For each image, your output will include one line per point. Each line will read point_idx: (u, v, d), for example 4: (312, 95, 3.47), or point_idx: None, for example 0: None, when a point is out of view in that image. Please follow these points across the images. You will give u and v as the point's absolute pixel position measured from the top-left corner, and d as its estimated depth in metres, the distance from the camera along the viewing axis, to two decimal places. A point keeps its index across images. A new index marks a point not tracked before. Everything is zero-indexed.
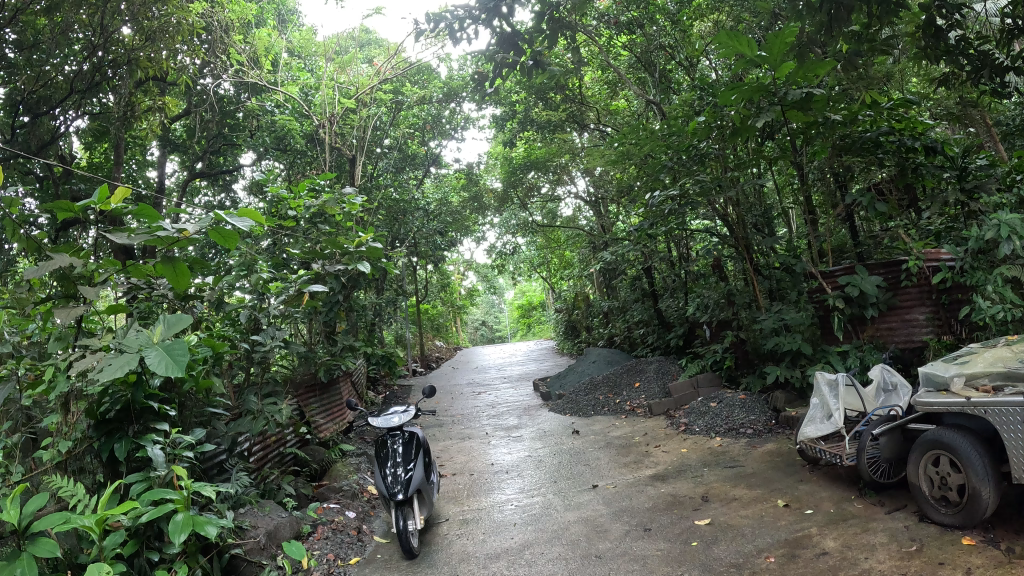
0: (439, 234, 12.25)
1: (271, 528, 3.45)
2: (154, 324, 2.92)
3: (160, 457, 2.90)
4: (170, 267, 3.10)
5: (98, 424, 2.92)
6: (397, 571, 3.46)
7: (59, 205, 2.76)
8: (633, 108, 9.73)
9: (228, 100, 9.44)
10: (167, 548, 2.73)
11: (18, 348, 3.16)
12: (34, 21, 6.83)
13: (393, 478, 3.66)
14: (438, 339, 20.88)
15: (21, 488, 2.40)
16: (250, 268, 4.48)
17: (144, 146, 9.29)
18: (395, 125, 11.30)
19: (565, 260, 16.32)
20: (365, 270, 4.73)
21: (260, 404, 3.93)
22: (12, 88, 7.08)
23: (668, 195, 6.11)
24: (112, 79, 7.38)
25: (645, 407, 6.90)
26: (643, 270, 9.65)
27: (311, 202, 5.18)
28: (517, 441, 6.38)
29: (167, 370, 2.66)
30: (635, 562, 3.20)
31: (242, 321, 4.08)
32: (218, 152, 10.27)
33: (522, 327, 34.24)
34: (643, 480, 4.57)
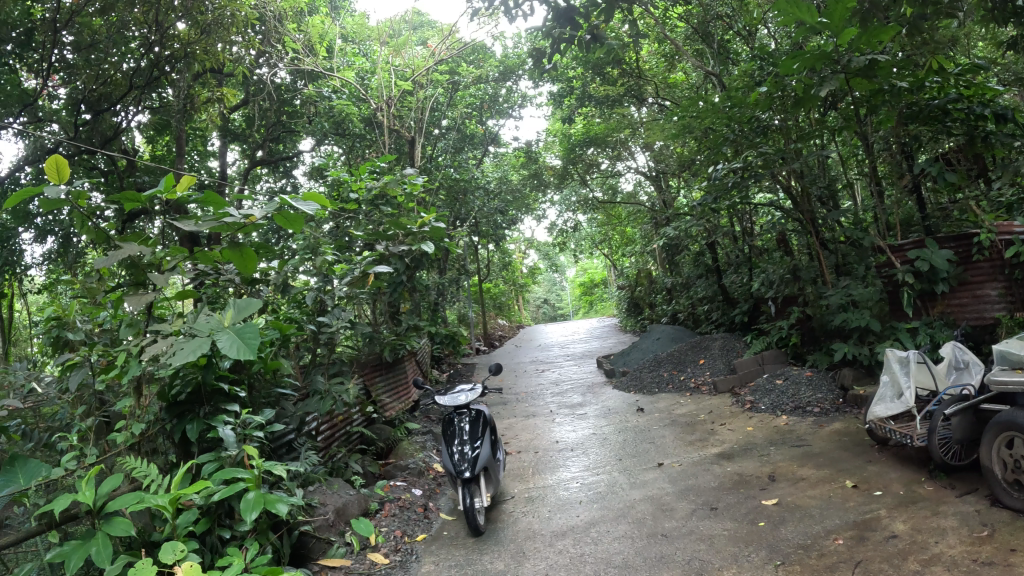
0: (501, 215, 12.21)
1: (339, 506, 3.51)
2: (225, 308, 2.98)
3: (231, 437, 2.95)
4: (236, 253, 3.12)
5: (171, 406, 3.00)
6: (463, 548, 3.49)
7: (125, 196, 2.79)
8: (692, 80, 9.55)
9: (285, 88, 9.53)
10: (238, 525, 2.81)
11: (91, 335, 3.49)
12: (91, 22, 6.99)
13: (459, 455, 3.67)
14: (501, 318, 20.96)
15: (96, 469, 2.49)
16: (314, 250, 4.44)
17: (204, 137, 9.47)
18: (452, 105, 11.27)
19: (627, 237, 16.15)
20: (428, 251, 4.78)
21: (328, 385, 4.02)
22: (74, 89, 7.22)
23: (730, 168, 5.98)
24: (169, 73, 7.55)
25: (710, 384, 6.80)
26: (706, 245, 9.51)
27: (373, 183, 5.22)
28: (581, 419, 6.37)
29: (238, 354, 2.71)
30: (701, 542, 3.16)
31: (308, 304, 4.16)
32: (279, 139, 10.38)
33: (584, 306, 34.12)
34: (709, 459, 4.51)
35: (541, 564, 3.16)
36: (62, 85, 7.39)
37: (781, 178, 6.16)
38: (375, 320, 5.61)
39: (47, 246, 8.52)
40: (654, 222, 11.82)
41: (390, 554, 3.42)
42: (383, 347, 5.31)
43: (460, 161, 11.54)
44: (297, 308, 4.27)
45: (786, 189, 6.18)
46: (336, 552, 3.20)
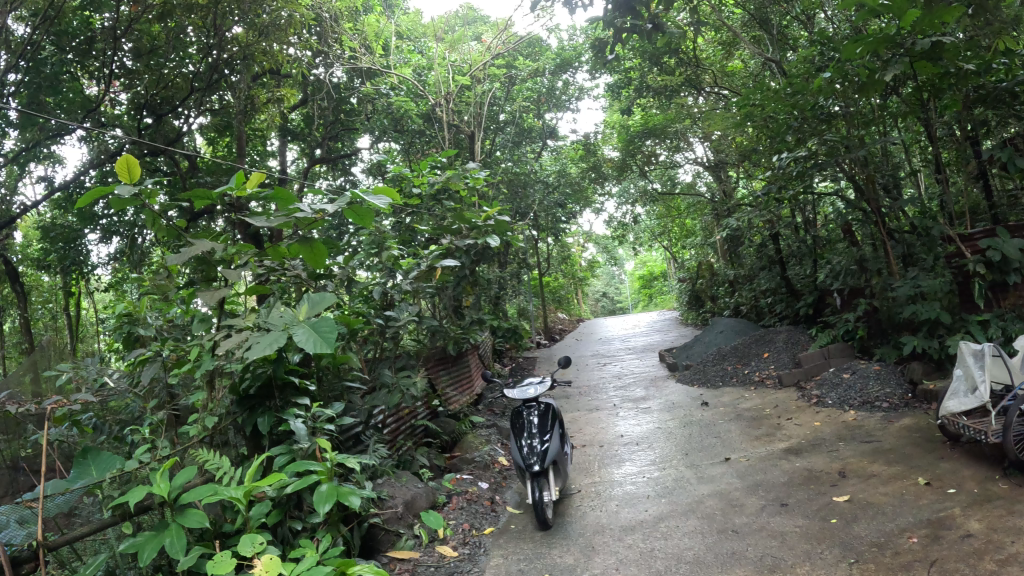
0: (560, 208, 12.14)
1: (408, 498, 3.55)
2: (299, 302, 3.00)
3: (302, 430, 2.96)
4: (307, 248, 3.16)
5: (241, 400, 3.06)
6: (531, 542, 3.49)
7: (197, 193, 2.84)
8: (751, 67, 9.38)
9: (344, 87, 9.67)
10: (309, 518, 2.84)
11: (162, 331, 3.64)
12: (150, 28, 7.17)
13: (528, 449, 3.68)
14: (561, 312, 20.92)
15: (171, 462, 2.55)
16: (380, 245, 4.47)
17: (263, 136, 9.66)
18: (509, 99, 11.24)
19: (687, 229, 15.94)
20: (494, 243, 4.72)
21: (395, 378, 4.01)
22: (134, 94, 7.36)
23: (794, 157, 5.86)
24: (228, 76, 7.71)
25: (775, 378, 6.68)
26: (768, 236, 9.33)
27: (435, 178, 5.26)
28: (646, 413, 6.31)
29: (315, 347, 2.74)
30: (773, 539, 3.09)
31: (376, 298, 4.19)
32: (337, 137, 10.51)
33: (643, 300, 33.79)
34: (777, 454, 4.41)
35: (610, 559, 3.13)
36: (123, 91, 7.55)
37: (845, 166, 6.01)
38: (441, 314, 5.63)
39: (113, 246, 8.81)
40: (715, 213, 11.60)
41: (459, 547, 3.44)
42: (446, 341, 5.33)
43: (517, 155, 11.51)
44: (365, 302, 4.36)
45: (850, 177, 6.03)
46: (405, 545, 3.24)
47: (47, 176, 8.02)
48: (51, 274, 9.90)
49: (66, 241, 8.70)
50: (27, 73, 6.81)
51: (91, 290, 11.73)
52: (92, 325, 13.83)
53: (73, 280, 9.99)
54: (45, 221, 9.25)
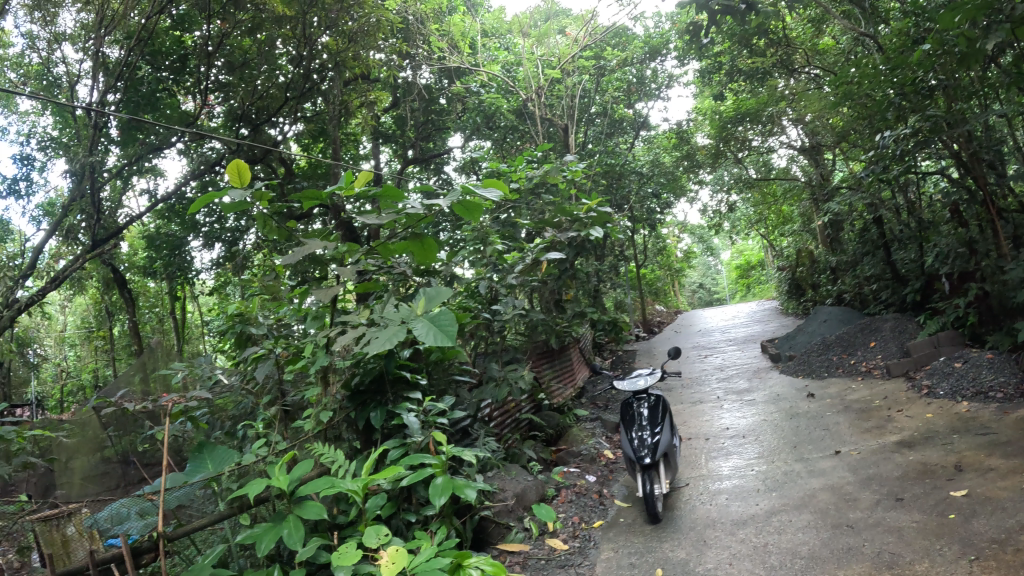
0: (654, 200, 11.99)
1: (518, 491, 3.69)
2: (416, 296, 3.06)
3: (416, 424, 3.10)
4: (415, 243, 3.33)
5: (353, 396, 3.23)
6: (642, 536, 3.50)
7: (309, 195, 2.93)
8: (843, 45, 9.05)
9: (434, 86, 9.82)
10: (424, 510, 2.95)
11: (273, 329, 3.83)
12: (241, 43, 7.52)
13: (639, 441, 3.72)
14: (660, 304, 20.65)
15: (289, 455, 2.66)
16: (484, 240, 4.75)
17: (355, 137, 9.88)
18: (600, 91, 11.14)
19: (786, 216, 15.46)
20: (597, 234, 4.65)
21: (503, 372, 4.18)
22: (229, 106, 7.65)
23: (899, 135, 5.66)
24: (320, 83, 7.90)
25: (883, 368, 6.41)
26: (870, 221, 8.99)
27: (534, 172, 5.21)
28: (750, 405, 6.17)
29: (437, 340, 2.78)
30: (890, 535, 2.98)
31: (484, 294, 4.37)
32: (429, 137, 10.63)
33: (739, 290, 32.96)
34: (889, 447, 4.25)
35: (723, 553, 3.10)
36: (218, 104, 7.85)
37: (949, 144, 5.75)
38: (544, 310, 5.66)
39: (214, 253, 9.27)
40: (812, 198, 11.19)
41: (569, 540, 3.50)
42: (548, 334, 5.43)
43: (609, 147, 11.38)
44: (473, 297, 4.56)
45: (954, 155, 5.76)
46: (515, 537, 3.35)
47: (149, 188, 8.44)
48: (159, 279, 10.42)
49: (171, 248, 9.15)
50: (124, 92, 7.16)
51: (197, 294, 12.31)
52: (198, 327, 14.49)
53: (180, 285, 10.50)
54: (151, 230, 9.75)
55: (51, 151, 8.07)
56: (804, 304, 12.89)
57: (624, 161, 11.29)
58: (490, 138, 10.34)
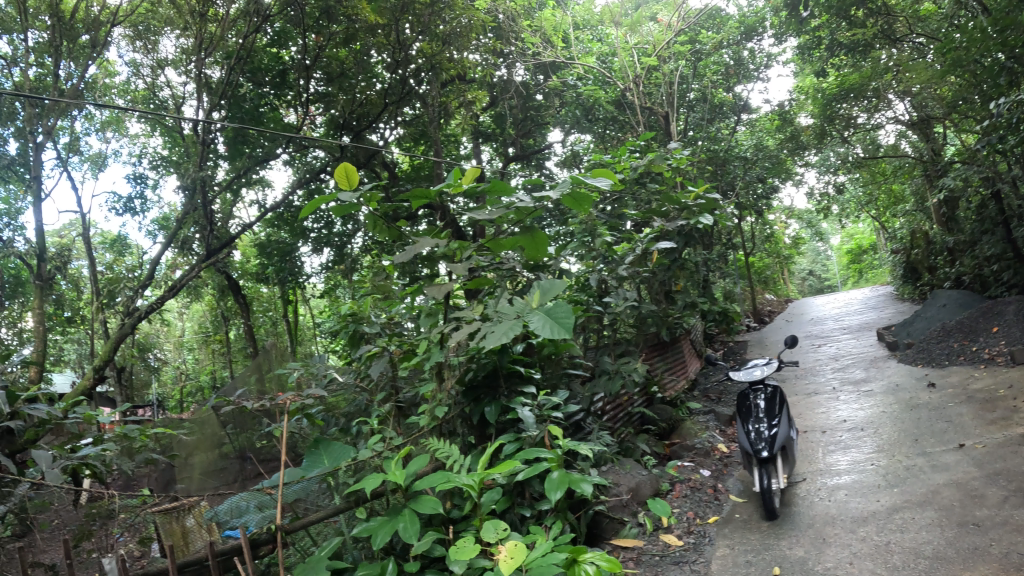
0: (761, 183, 11.19)
1: (633, 486, 3.93)
2: (532, 289, 3.28)
3: (530, 419, 3.41)
4: (525, 238, 3.52)
5: (467, 390, 3.56)
6: (758, 532, 3.61)
7: (421, 193, 3.16)
8: (947, 9, 8.60)
9: (531, 84, 9.92)
10: (537, 504, 3.27)
11: (389, 327, 4.26)
12: (337, 54, 7.68)
13: (756, 434, 3.82)
14: (770, 292, 20.01)
15: (406, 451, 2.87)
16: (592, 231, 5.00)
17: (458, 139, 10.09)
18: (697, 77, 10.83)
19: (899, 195, 14.71)
20: (706, 222, 4.85)
21: (616, 365, 4.49)
22: (331, 116, 7.94)
23: (1013, 102, 5.37)
24: (418, 87, 8.03)
25: (1007, 355, 6.02)
26: (989, 197, 8.51)
27: (637, 162, 5.27)
28: (868, 396, 5.94)
29: (553, 333, 2.98)
30: (1020, 534, 2.90)
31: (593, 287, 4.68)
32: (529, 133, 10.63)
33: (850, 275, 31.50)
34: (1017, 438, 4.05)
35: (843, 552, 3.16)
36: (320, 115, 8.15)
37: None
38: (653, 300, 5.56)
39: (323, 256, 9.67)
40: (926, 175, 10.66)
41: (683, 536, 3.68)
42: (658, 326, 5.37)
43: (711, 133, 10.94)
44: (583, 291, 4.84)
45: None
46: (629, 533, 3.55)
47: (259, 200, 8.86)
48: (273, 286, 10.90)
49: (282, 254, 9.67)
50: (226, 109, 7.50)
51: (307, 297, 12.78)
52: (310, 329, 15.05)
53: (293, 290, 10.94)
54: (264, 238, 10.22)
55: (163, 170, 8.57)
56: (920, 288, 12.22)
57: (728, 146, 10.93)
58: (591, 132, 10.13)
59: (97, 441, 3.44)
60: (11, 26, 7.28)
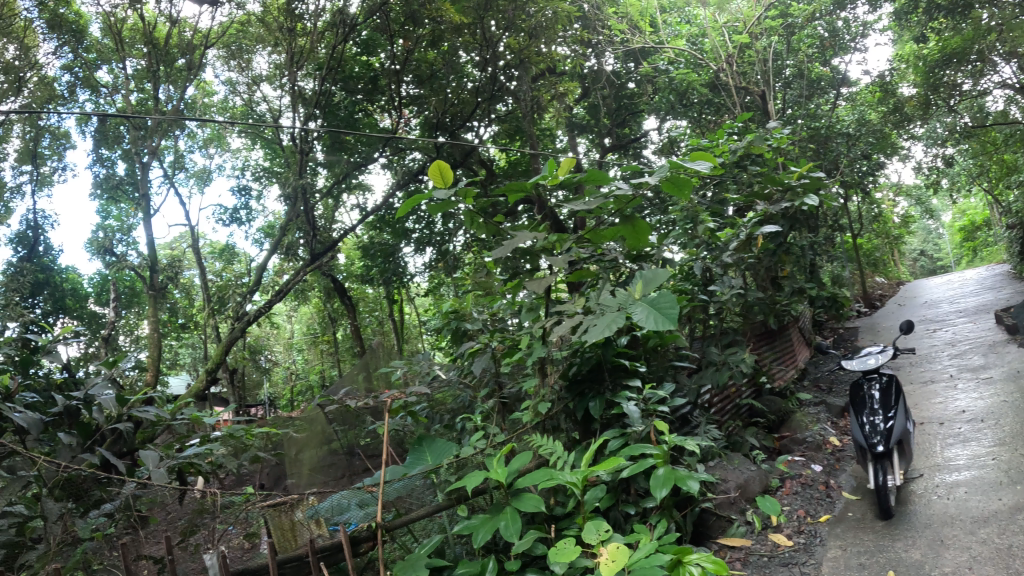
0: (864, 161, 10.31)
1: (741, 482, 3.77)
2: (633, 280, 3.45)
3: (634, 414, 3.46)
4: (627, 227, 3.71)
5: (571, 386, 3.77)
6: (873, 533, 3.39)
7: (518, 185, 3.35)
8: None
9: (620, 72, 9.81)
10: (643, 502, 3.24)
11: (491, 323, 4.53)
12: (425, 55, 7.79)
13: (870, 428, 3.61)
14: (880, 274, 18.96)
15: (509, 451, 3.08)
16: (693, 219, 4.82)
17: (552, 133, 10.11)
18: (791, 52, 10.39)
19: (1013, 164, 13.63)
20: (813, 202, 4.57)
21: (724, 356, 4.38)
22: (425, 117, 8.06)
23: None
24: (508, 83, 8.02)
25: None
26: None
27: (736, 145, 5.07)
28: (987, 385, 5.49)
29: (657, 324, 3.16)
30: None
31: (698, 275, 4.54)
32: (622, 121, 10.43)
33: (971, 255, 29.43)
34: None
35: (963, 560, 2.97)
36: (414, 118, 8.28)
37: None
38: (759, 287, 5.27)
39: (426, 256, 9.77)
40: None
41: (793, 535, 3.50)
42: (766, 314, 5.09)
43: (812, 110, 10.26)
44: (687, 280, 4.79)
45: None
46: (737, 532, 3.41)
47: (360, 204, 9.09)
48: (375, 286, 11.20)
49: (385, 255, 9.77)
50: (323, 118, 7.92)
51: (411, 298, 13.02)
52: (413, 328, 15.41)
53: (395, 290, 11.15)
54: (366, 241, 10.50)
55: (265, 180, 8.95)
56: None
57: (828, 122, 10.09)
58: (687, 117, 9.68)
59: (202, 440, 3.58)
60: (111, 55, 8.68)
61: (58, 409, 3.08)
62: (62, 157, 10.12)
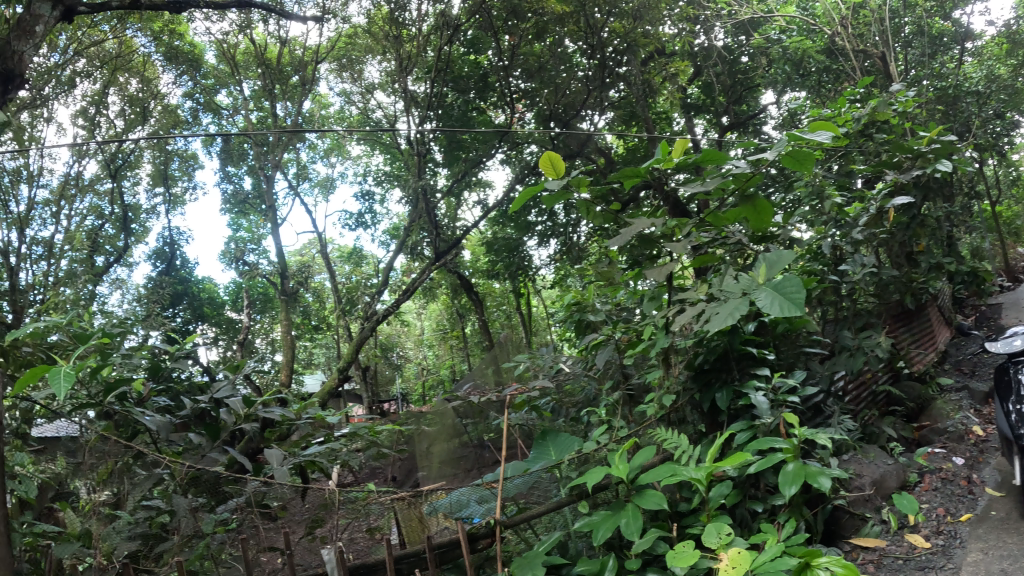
0: (998, 121, 9.38)
1: (877, 477, 3.43)
2: (757, 264, 3.31)
3: (764, 405, 3.31)
4: (749, 206, 3.61)
5: (698, 376, 3.62)
6: (1018, 535, 3.14)
7: (631, 170, 3.41)
8: None
9: (730, 47, 9.51)
10: (771, 499, 3.07)
11: (613, 314, 4.48)
12: (533, 49, 7.89)
13: (1016, 415, 3.25)
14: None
15: (631, 444, 3.07)
16: (820, 195, 4.48)
17: (666, 116, 9.94)
18: (908, 8, 9.68)
19: None
20: (945, 168, 4.21)
21: (857, 340, 4.08)
22: (538, 109, 8.10)
23: None
24: (619, 71, 8.07)
25: None
26: None
27: (858, 113, 4.68)
28: None
29: (782, 311, 3.01)
30: None
31: (827, 254, 4.22)
32: (739, 98, 10.07)
33: None
34: None
35: None
36: (528, 112, 8.32)
37: None
38: (893, 265, 4.94)
39: (549, 249, 9.83)
40: None
41: (931, 537, 3.22)
42: (902, 292, 4.70)
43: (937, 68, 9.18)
44: (816, 259, 4.41)
45: None
46: (870, 531, 3.16)
47: (482, 201, 9.24)
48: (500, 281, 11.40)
49: (510, 249, 9.93)
50: (439, 120, 8.24)
51: (537, 290, 13.07)
52: (540, 320, 15.59)
53: (523, 284, 11.13)
54: (490, 236, 10.68)
55: (387, 183, 9.29)
56: None
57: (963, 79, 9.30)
58: (805, 88, 8.91)
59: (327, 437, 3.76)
60: (227, 81, 10.39)
61: (186, 412, 3.29)
62: (190, 177, 11.19)
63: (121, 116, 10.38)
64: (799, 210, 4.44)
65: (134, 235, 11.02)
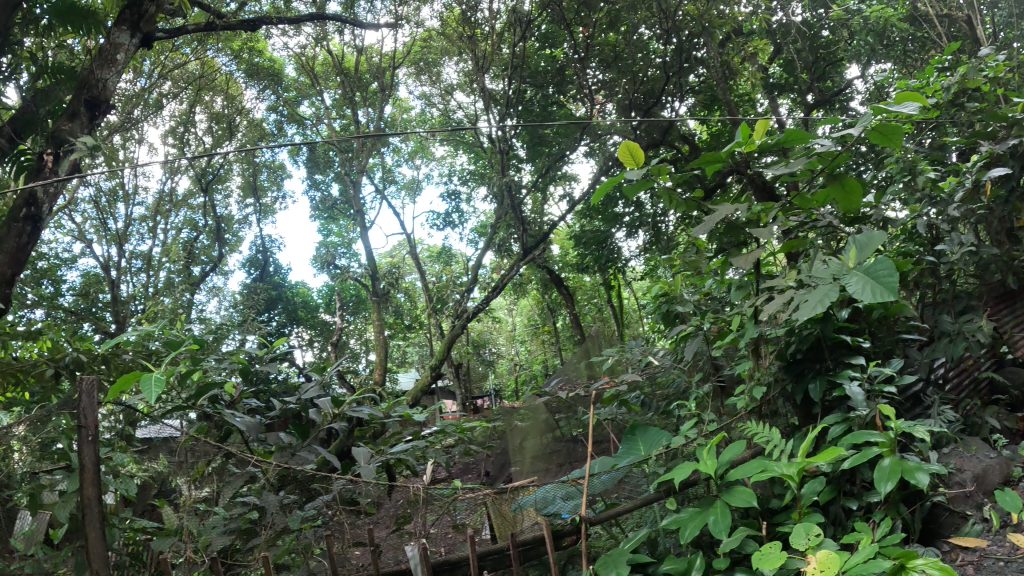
0: None
1: (980, 472, 3.21)
2: (846, 247, 3.14)
3: (859, 397, 3.12)
4: (838, 186, 3.42)
5: (789, 367, 3.46)
6: None
7: (712, 155, 3.26)
8: None
9: (812, 22, 9.13)
10: (866, 496, 2.92)
11: (700, 305, 4.34)
12: (608, 39, 7.83)
13: None
14: None
15: (720, 440, 2.95)
16: (912, 170, 4.20)
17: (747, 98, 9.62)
18: None
19: None
20: None
21: (957, 325, 3.80)
22: (617, 100, 7.97)
23: None
24: (698, 53, 7.83)
25: None
26: None
27: (947, 80, 4.41)
28: None
29: (874, 297, 2.85)
30: None
31: (922, 233, 4.02)
32: (825, 74, 9.63)
33: None
34: None
35: None
36: (609, 103, 8.18)
37: None
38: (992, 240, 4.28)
39: (637, 240, 9.69)
40: None
41: None
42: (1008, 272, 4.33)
43: None
44: (912, 240, 4.24)
45: None
46: (970, 531, 2.99)
47: (567, 194, 9.19)
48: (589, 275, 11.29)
49: (598, 242, 9.82)
50: (520, 116, 8.38)
51: (627, 283, 12.84)
52: (634, 313, 15.38)
53: (612, 277, 11.02)
54: (577, 230, 10.61)
55: (471, 182, 9.39)
56: None
57: None
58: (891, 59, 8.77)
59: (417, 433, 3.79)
60: (304, 93, 11.35)
61: (275, 414, 3.45)
62: (278, 187, 12.95)
63: (211, 132, 11.93)
64: (889, 188, 4.19)
65: (226, 244, 12.91)
